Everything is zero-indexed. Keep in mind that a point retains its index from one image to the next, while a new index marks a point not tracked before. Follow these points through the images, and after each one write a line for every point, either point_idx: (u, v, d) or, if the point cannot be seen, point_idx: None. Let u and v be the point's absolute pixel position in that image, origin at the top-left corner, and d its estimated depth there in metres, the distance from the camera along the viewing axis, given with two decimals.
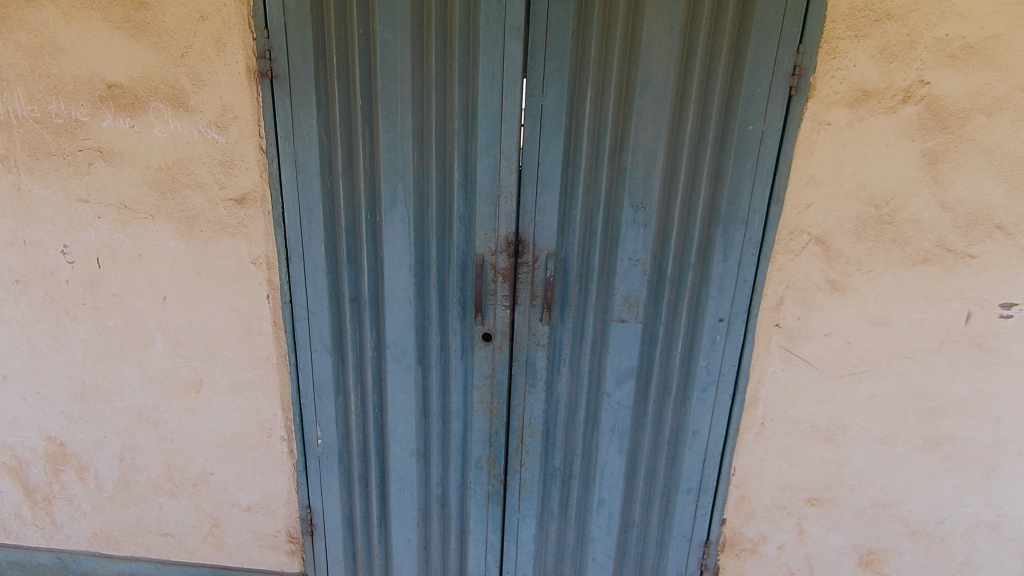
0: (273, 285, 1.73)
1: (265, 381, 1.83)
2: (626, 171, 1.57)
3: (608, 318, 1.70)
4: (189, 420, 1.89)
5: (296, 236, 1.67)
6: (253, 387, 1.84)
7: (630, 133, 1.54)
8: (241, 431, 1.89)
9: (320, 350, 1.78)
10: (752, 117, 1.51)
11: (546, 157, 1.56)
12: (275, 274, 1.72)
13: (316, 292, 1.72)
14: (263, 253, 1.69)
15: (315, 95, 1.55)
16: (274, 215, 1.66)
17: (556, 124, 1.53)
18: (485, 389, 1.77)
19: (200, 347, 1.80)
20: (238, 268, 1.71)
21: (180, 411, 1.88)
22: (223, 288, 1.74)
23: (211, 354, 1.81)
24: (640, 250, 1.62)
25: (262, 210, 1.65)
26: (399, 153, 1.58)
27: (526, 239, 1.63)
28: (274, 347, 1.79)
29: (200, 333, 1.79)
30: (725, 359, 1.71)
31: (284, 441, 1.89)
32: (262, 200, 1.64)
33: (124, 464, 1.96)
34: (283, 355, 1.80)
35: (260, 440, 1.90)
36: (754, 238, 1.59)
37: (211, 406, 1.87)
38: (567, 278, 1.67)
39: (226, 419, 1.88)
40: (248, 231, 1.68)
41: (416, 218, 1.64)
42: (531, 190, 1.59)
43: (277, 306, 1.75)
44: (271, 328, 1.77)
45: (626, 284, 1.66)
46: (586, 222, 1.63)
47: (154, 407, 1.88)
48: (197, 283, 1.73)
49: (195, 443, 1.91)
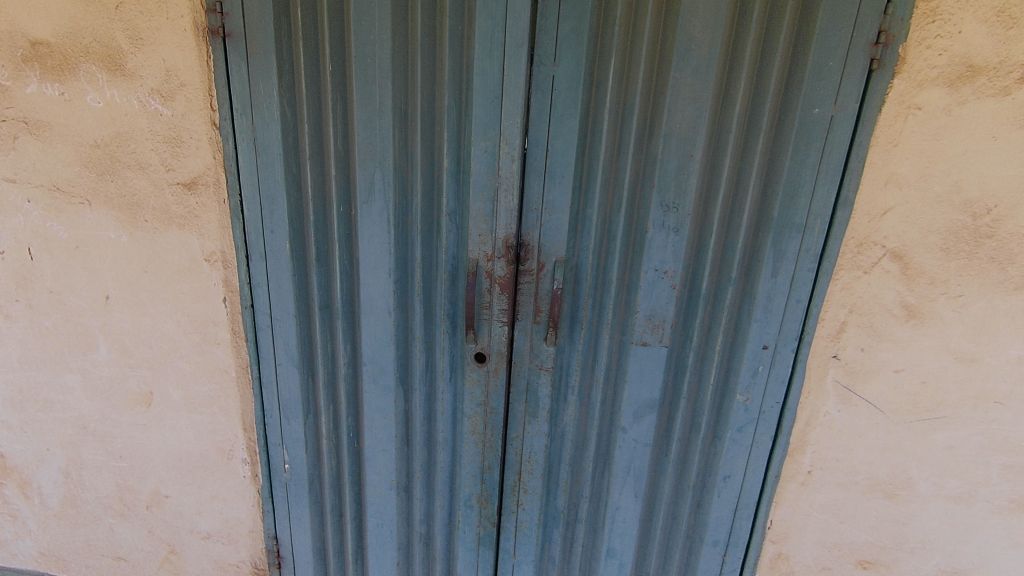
0: (232, 286, 1.47)
1: (224, 396, 1.58)
2: (655, 161, 1.26)
3: (626, 340, 1.41)
4: (140, 436, 1.65)
5: (257, 230, 1.41)
6: (211, 402, 1.59)
7: (661, 114, 1.23)
8: (197, 451, 1.65)
9: (286, 364, 1.53)
10: (820, 97, 1.19)
11: (555, 141, 1.26)
12: (233, 274, 1.46)
13: (281, 297, 1.46)
14: (218, 249, 1.44)
15: (274, 60, 1.27)
16: (232, 204, 1.40)
17: (570, 101, 1.24)
18: (477, 418, 1.49)
19: (149, 355, 1.56)
20: (190, 265, 1.45)
21: (129, 426, 1.64)
22: (173, 289, 1.48)
23: (161, 364, 1.56)
24: (669, 260, 1.32)
25: (217, 198, 1.39)
26: (378, 132, 1.29)
27: (529, 242, 1.33)
28: (233, 359, 1.54)
29: (149, 339, 1.54)
30: (768, 395, 1.42)
31: (246, 464, 1.65)
32: (216, 185, 1.38)
33: (70, 481, 1.73)
34: (244, 368, 1.55)
35: (219, 463, 1.65)
36: (812, 249, 1.29)
37: (163, 422, 1.62)
38: (578, 291, 1.37)
39: (180, 437, 1.64)
40: (200, 222, 1.41)
41: (398, 214, 1.35)
42: (537, 182, 1.29)
43: (235, 311, 1.50)
44: (229, 336, 1.52)
45: (649, 301, 1.36)
46: (604, 224, 1.33)
47: (101, 421, 1.64)
48: (144, 282, 1.48)
49: (147, 463, 1.67)
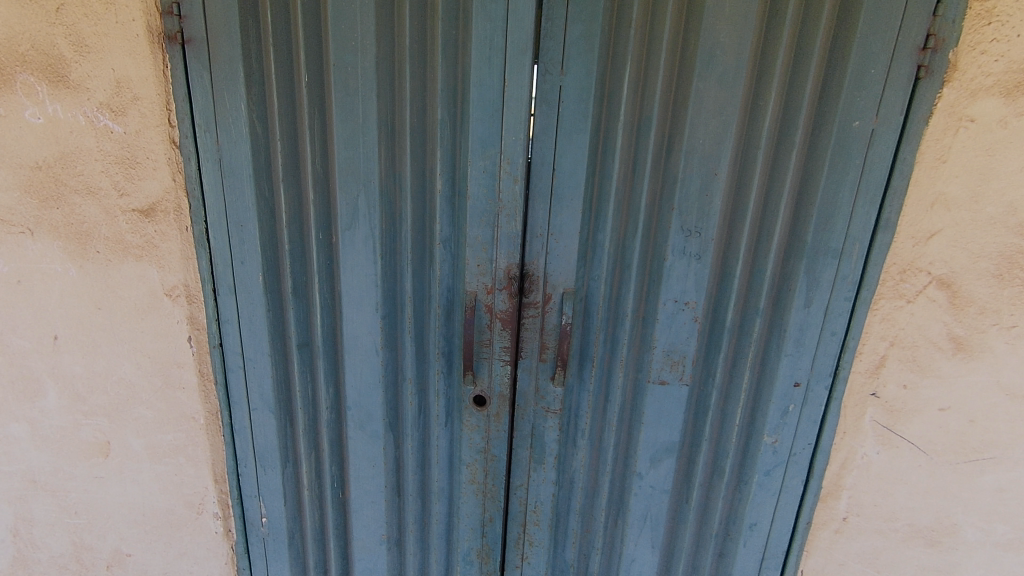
0: (197, 324, 1.30)
1: (190, 445, 1.41)
2: (675, 181, 1.12)
3: (642, 378, 1.27)
4: (97, 490, 1.47)
5: (225, 261, 1.24)
6: (176, 452, 1.42)
7: (682, 129, 1.10)
8: (161, 505, 1.47)
9: (261, 408, 1.36)
10: (860, 109, 1.06)
11: (563, 160, 1.12)
12: (198, 310, 1.29)
13: (253, 336, 1.30)
14: (180, 282, 1.26)
15: (243, 70, 1.11)
16: (195, 232, 1.23)
17: (580, 114, 1.09)
18: (477, 466, 1.34)
19: (105, 401, 1.38)
20: (149, 301, 1.28)
21: (84, 479, 1.46)
22: (131, 327, 1.31)
23: (119, 410, 1.39)
24: (690, 290, 1.19)
25: (178, 225, 1.22)
26: (363, 150, 1.14)
27: (533, 272, 1.19)
28: (201, 405, 1.37)
29: (104, 383, 1.36)
30: (799, 436, 1.29)
31: (218, 519, 1.47)
32: (177, 211, 1.21)
33: (20, 539, 1.54)
34: (213, 414, 1.38)
35: (187, 517, 1.48)
36: (849, 277, 1.16)
37: (122, 475, 1.44)
38: (588, 325, 1.23)
39: (143, 491, 1.46)
40: (160, 253, 1.24)
41: (386, 242, 1.20)
42: (543, 206, 1.15)
43: (202, 351, 1.32)
44: (195, 379, 1.35)
45: (668, 335, 1.22)
46: (617, 251, 1.19)
47: (52, 474, 1.46)
48: (97, 320, 1.31)
49: (105, 519, 1.49)
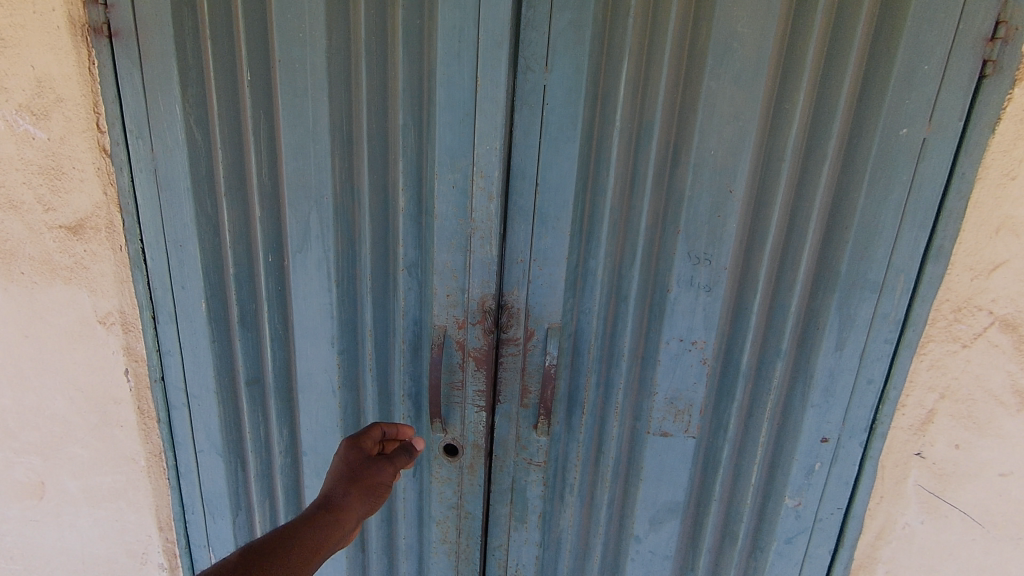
0: (135, 355, 1.15)
1: (132, 488, 1.26)
2: (680, 200, 0.95)
3: (641, 429, 1.08)
4: (32, 535, 1.32)
5: (164, 286, 1.09)
6: (116, 496, 1.27)
7: (689, 137, 0.92)
8: (102, 554, 1.32)
9: (207, 451, 1.20)
10: (909, 114, 0.87)
11: (547, 173, 0.95)
12: (136, 340, 1.14)
13: (197, 370, 1.14)
14: (115, 309, 1.12)
15: (177, 67, 0.96)
16: (131, 252, 1.08)
17: (567, 119, 0.92)
18: (449, 523, 1.16)
19: (38, 438, 1.23)
20: (82, 328, 1.14)
21: (18, 522, 1.31)
22: (62, 357, 1.16)
23: (53, 448, 1.24)
24: (698, 328, 1.00)
25: (110, 244, 1.08)
26: (315, 161, 0.98)
27: (511, 304, 1.02)
28: (142, 445, 1.22)
29: (36, 419, 1.22)
30: (826, 499, 1.09)
31: (165, 569, 1.32)
32: (108, 228, 1.07)
33: None
34: (156, 455, 1.23)
35: (131, 567, 1.32)
36: (892, 315, 0.96)
37: (59, 519, 1.30)
38: (578, 366, 1.05)
39: (82, 537, 1.31)
40: (91, 275, 1.10)
41: (343, 267, 1.04)
42: (523, 227, 0.98)
43: (142, 386, 1.18)
44: (135, 416, 1.20)
45: (671, 379, 1.04)
46: (612, 280, 1.01)
47: None
48: (26, 349, 1.17)
49: (43, 566, 1.34)
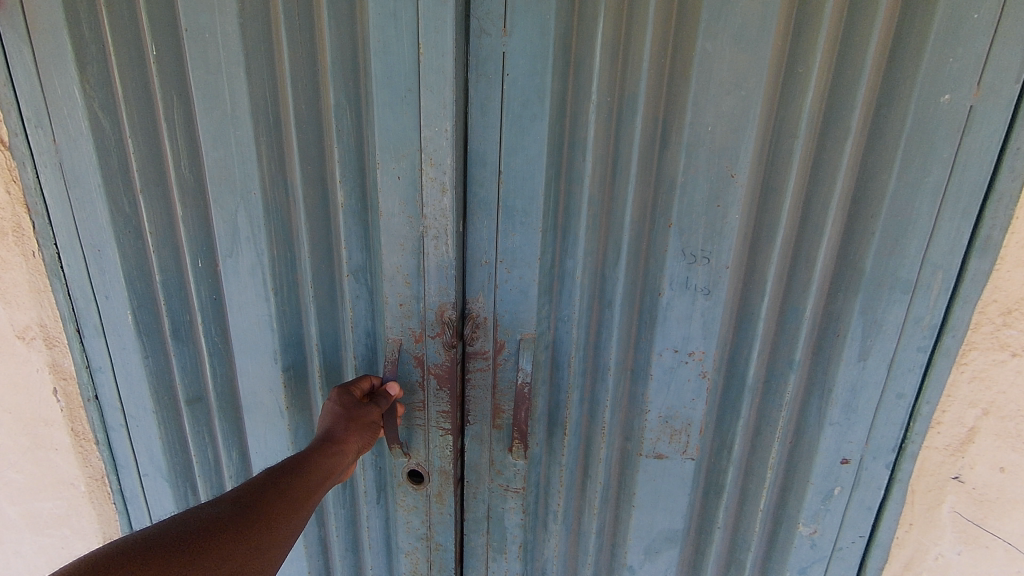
0: (62, 372, 1.03)
1: (75, 515, 1.15)
2: (672, 187, 0.79)
3: (631, 450, 0.94)
4: None
5: (85, 296, 0.96)
6: (60, 522, 1.16)
7: (681, 111, 0.76)
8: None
9: (152, 474, 1.08)
10: (953, 77, 0.70)
11: (510, 160, 0.80)
12: (62, 356, 1.02)
13: (131, 388, 1.01)
14: (34, 322, 1.00)
15: (70, 42, 0.81)
16: (45, 260, 0.95)
17: (530, 93, 0.77)
18: (419, 554, 1.04)
19: None
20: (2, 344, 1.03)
21: None
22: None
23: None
24: (696, 336, 0.85)
25: (20, 250, 0.95)
26: (239, 151, 0.84)
27: (475, 313, 0.88)
28: (81, 469, 1.11)
29: None
30: (846, 526, 0.95)
31: None
32: (15, 232, 0.94)
33: None
34: (98, 479, 1.12)
35: None
36: (927, 319, 0.81)
37: (3, 546, 1.20)
38: (557, 382, 0.91)
39: (28, 564, 1.21)
40: (5, 285, 0.98)
41: (282, 273, 0.90)
42: (486, 223, 0.83)
43: (73, 406, 1.06)
44: (69, 438, 1.08)
45: (665, 395, 0.89)
46: (593, 282, 0.86)
47: None
48: None
49: None
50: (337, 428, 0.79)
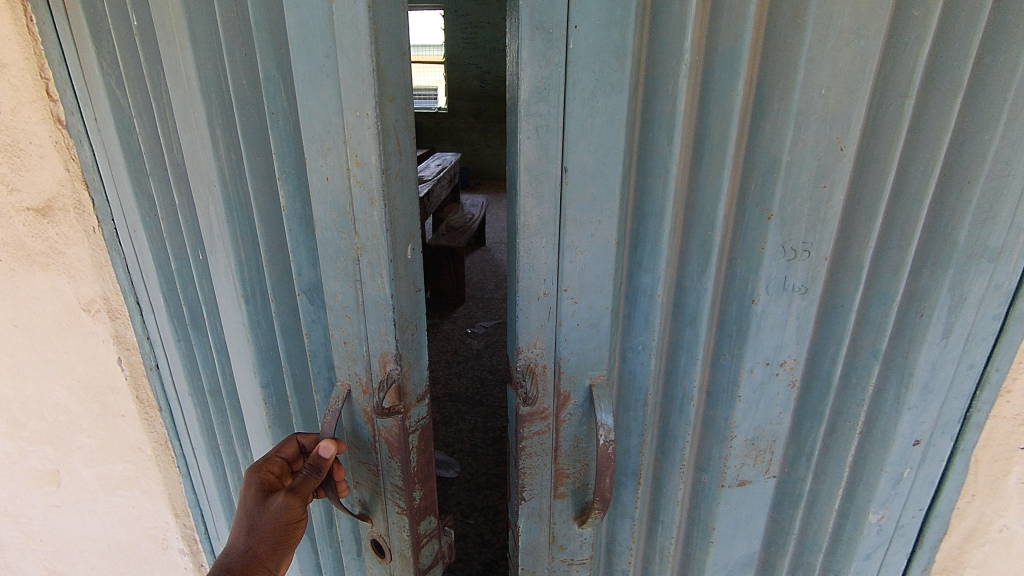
0: (128, 344, 0.96)
1: (143, 478, 1.08)
2: (774, 165, 0.62)
3: (707, 480, 0.79)
4: (58, 519, 1.17)
5: (143, 272, 0.89)
6: (129, 484, 1.09)
7: (788, 70, 0.59)
8: (125, 539, 1.16)
9: (200, 451, 1.04)
10: None
11: (576, 154, 0.61)
12: (127, 328, 0.95)
13: (179, 372, 0.97)
14: (98, 296, 0.92)
15: (85, 14, 0.74)
16: (105, 233, 0.89)
17: (604, 58, 0.58)
18: None
19: (42, 428, 1.06)
20: (66, 317, 0.95)
21: (43, 507, 1.15)
22: (51, 348, 0.98)
23: (58, 437, 1.06)
24: (788, 342, 0.70)
25: (81, 224, 0.88)
26: (196, 135, 0.72)
27: (532, 362, 0.68)
28: (149, 436, 1.04)
29: (38, 408, 1.04)
30: (909, 505, 0.89)
31: (187, 556, 1.17)
32: (76, 207, 0.87)
33: None
34: (168, 446, 1.06)
35: (153, 552, 1.17)
36: (1006, 287, 0.70)
37: (79, 505, 1.14)
38: (626, 424, 0.78)
39: (104, 522, 1.15)
40: (68, 261, 0.90)
41: (251, 280, 0.80)
42: (545, 242, 0.63)
43: (138, 375, 0.99)
44: (137, 409, 1.01)
45: (752, 413, 0.74)
46: (671, 295, 0.70)
47: (7, 499, 1.16)
48: (14, 338, 0.98)
49: (73, 548, 1.20)
50: (238, 548, 0.76)
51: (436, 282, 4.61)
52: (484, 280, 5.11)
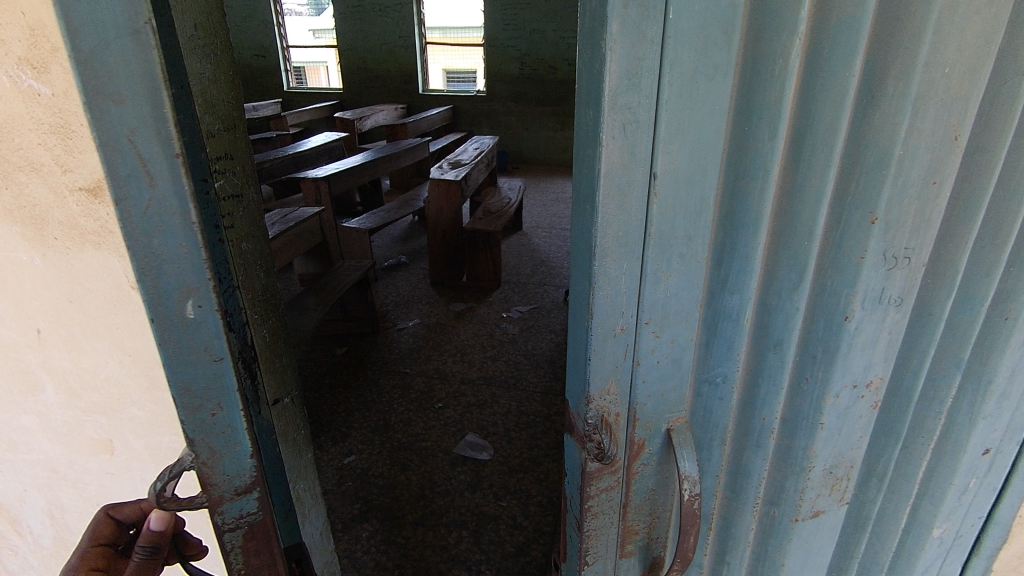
0: None
1: None
2: (887, 158, 0.59)
3: (783, 508, 0.81)
4: (115, 487, 1.23)
5: None
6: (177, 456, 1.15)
7: (912, 44, 0.55)
8: None
9: None
10: None
11: (670, 156, 0.58)
12: None
13: None
14: None
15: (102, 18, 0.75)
16: None
17: (711, 34, 0.54)
18: None
19: (101, 399, 1.12)
20: (116, 295, 0.98)
21: (101, 474, 1.22)
22: (104, 324, 1.02)
23: (111, 408, 1.12)
24: (873, 366, 0.71)
25: None
26: None
27: (605, 410, 0.69)
28: None
29: (95, 381, 1.10)
30: (971, 513, 0.87)
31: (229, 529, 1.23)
32: None
33: (58, 523, 1.34)
34: None
35: None
36: None
37: (133, 475, 1.20)
38: (704, 461, 0.79)
39: None
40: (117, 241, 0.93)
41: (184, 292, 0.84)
42: (625, 268, 0.61)
43: None
44: None
45: (835, 443, 0.76)
46: (757, 317, 0.69)
47: (71, 464, 1.23)
48: (74, 314, 1.03)
49: None
50: None
51: (473, 266, 4.65)
52: (521, 265, 5.11)
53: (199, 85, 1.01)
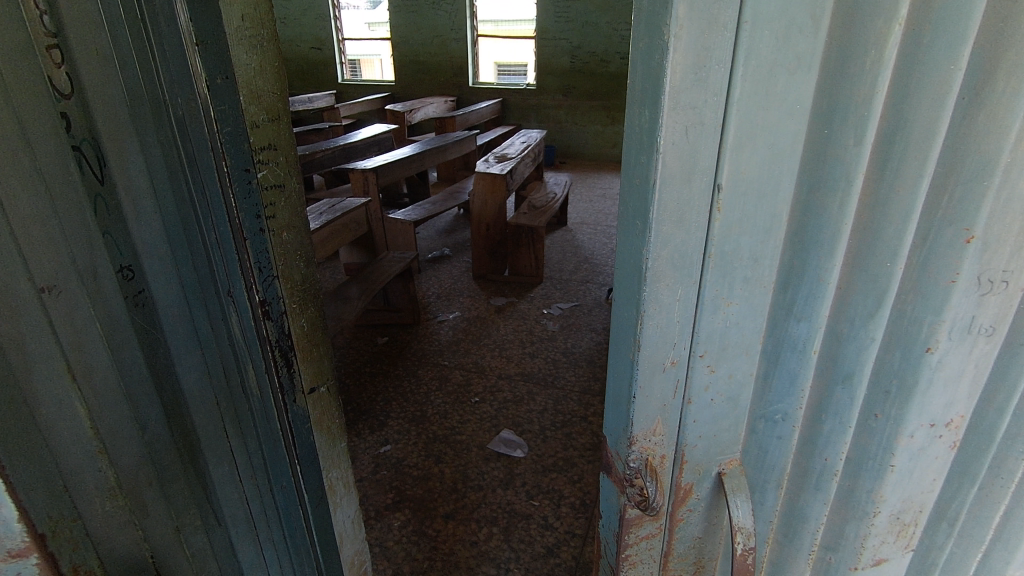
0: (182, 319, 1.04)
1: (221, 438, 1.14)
2: (992, 163, 0.51)
3: (841, 555, 0.73)
4: None
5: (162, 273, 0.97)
6: None
7: None
8: None
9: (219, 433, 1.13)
10: None
11: (738, 164, 0.51)
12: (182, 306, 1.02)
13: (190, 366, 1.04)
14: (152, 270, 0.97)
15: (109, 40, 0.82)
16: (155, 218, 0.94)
17: (794, 19, 0.47)
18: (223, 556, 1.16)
19: None
20: None
21: None
22: None
23: None
24: (953, 404, 0.63)
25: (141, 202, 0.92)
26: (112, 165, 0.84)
27: (650, 453, 0.63)
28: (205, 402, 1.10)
29: None
30: None
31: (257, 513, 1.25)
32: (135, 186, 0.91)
33: None
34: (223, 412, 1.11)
35: None
36: None
37: None
38: (757, 502, 0.73)
39: None
40: None
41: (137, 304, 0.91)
42: (680, 293, 0.55)
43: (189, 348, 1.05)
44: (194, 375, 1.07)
45: (904, 487, 0.68)
46: (826, 347, 0.62)
47: None
48: None
49: None
50: None
51: (515, 261, 4.61)
52: (563, 261, 5.04)
53: (245, 76, 0.98)
